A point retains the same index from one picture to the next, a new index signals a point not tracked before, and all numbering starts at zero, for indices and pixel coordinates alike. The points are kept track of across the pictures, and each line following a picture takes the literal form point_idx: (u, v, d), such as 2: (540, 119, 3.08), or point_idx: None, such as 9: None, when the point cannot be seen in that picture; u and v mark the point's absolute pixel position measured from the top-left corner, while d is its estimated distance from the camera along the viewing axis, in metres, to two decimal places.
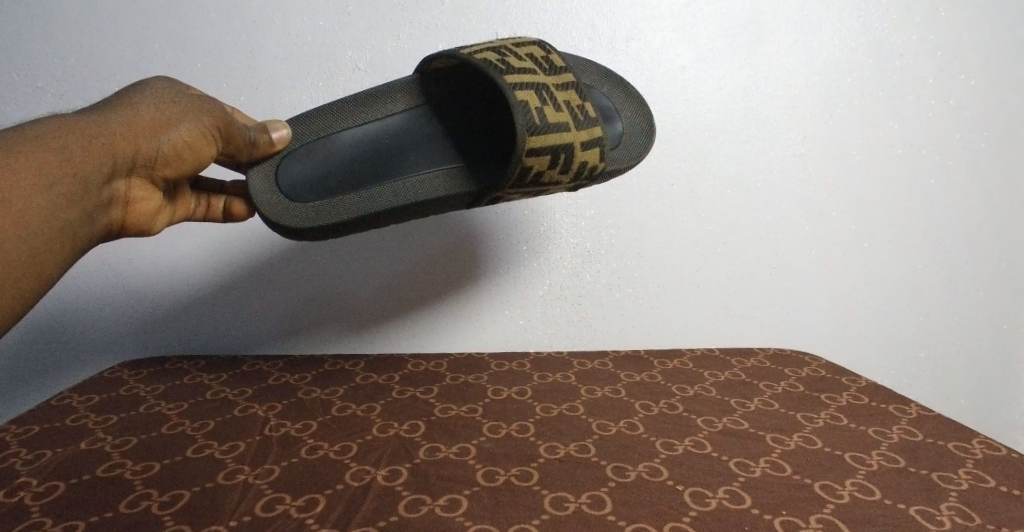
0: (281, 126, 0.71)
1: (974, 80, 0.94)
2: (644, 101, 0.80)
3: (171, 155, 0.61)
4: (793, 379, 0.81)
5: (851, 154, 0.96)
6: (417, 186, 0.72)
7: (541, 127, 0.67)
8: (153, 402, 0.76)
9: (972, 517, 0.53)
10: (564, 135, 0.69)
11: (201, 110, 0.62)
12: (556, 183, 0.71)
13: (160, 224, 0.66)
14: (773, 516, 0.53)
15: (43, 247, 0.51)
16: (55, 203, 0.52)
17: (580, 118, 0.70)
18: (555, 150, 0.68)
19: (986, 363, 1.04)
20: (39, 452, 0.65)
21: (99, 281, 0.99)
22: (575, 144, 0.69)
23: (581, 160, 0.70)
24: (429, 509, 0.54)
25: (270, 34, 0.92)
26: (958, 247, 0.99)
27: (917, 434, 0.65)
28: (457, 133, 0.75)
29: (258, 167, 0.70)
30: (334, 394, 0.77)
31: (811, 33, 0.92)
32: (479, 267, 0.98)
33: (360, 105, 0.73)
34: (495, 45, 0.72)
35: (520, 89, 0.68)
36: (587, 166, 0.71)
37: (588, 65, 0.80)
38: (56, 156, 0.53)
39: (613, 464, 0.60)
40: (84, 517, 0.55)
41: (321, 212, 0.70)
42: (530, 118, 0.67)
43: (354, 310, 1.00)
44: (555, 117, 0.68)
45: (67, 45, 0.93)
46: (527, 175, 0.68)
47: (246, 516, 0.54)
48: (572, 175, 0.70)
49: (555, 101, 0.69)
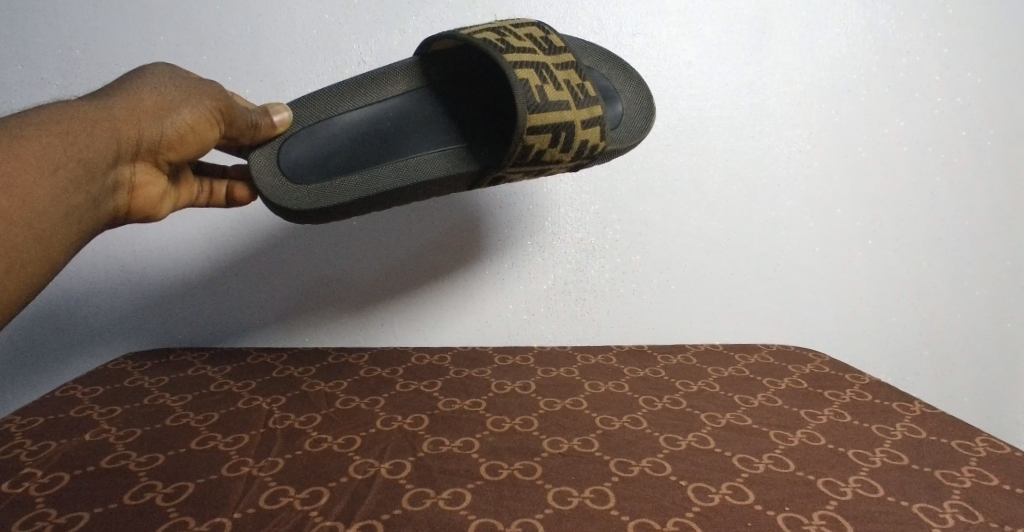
0: (282, 109, 0.70)
1: (980, 77, 0.94)
2: (644, 83, 0.80)
3: (175, 139, 0.61)
4: (797, 375, 0.81)
5: (856, 150, 0.96)
6: (418, 166, 0.71)
7: (542, 105, 0.67)
8: (157, 393, 0.76)
9: (974, 515, 0.53)
10: (564, 113, 0.68)
11: (202, 93, 0.62)
12: (557, 162, 0.70)
13: (165, 209, 0.66)
14: (776, 513, 0.53)
15: (50, 230, 0.51)
16: (60, 186, 0.52)
17: (581, 97, 0.70)
18: (557, 128, 0.68)
19: (989, 362, 1.03)
20: (44, 443, 0.65)
21: (99, 270, 0.99)
22: (576, 122, 0.69)
23: (581, 138, 0.70)
24: (433, 502, 0.54)
25: (276, 27, 0.92)
26: (962, 243, 0.99)
27: (920, 431, 0.65)
28: (457, 114, 0.75)
29: (260, 150, 0.70)
30: (337, 387, 0.77)
31: (818, 30, 0.92)
32: (479, 255, 0.98)
33: (359, 88, 0.73)
34: (494, 26, 0.72)
35: (519, 68, 0.68)
36: (587, 145, 0.71)
37: (589, 47, 0.79)
38: (60, 140, 0.53)
39: (616, 459, 0.60)
40: (88, 508, 0.55)
41: (322, 194, 0.69)
42: (531, 96, 0.67)
43: (355, 298, 1.00)
44: (556, 96, 0.68)
45: (71, 36, 0.93)
46: (528, 153, 0.68)
47: (250, 508, 0.54)
48: (573, 154, 0.70)
49: (555, 80, 0.69)
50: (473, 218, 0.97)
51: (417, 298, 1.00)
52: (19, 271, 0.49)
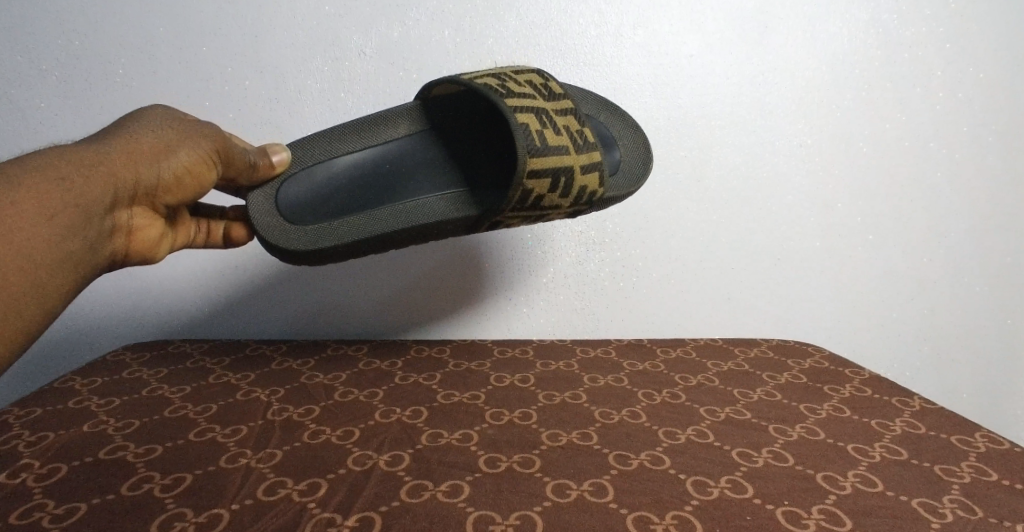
0: (280, 149, 0.70)
1: (983, 73, 0.93)
2: (641, 129, 0.80)
3: (171, 181, 0.61)
4: (796, 369, 0.80)
5: (858, 145, 0.95)
6: (417, 210, 0.71)
7: (541, 149, 0.67)
8: (155, 385, 0.76)
9: (974, 510, 0.53)
10: (563, 158, 0.68)
11: (199, 135, 0.63)
12: (556, 208, 0.70)
13: (162, 249, 0.65)
14: (775, 507, 0.53)
15: (45, 275, 0.50)
16: (56, 234, 0.51)
17: (580, 143, 0.70)
18: (555, 174, 0.68)
19: (988, 359, 1.03)
20: (42, 434, 0.65)
21: (117, 277, 0.99)
22: (575, 168, 0.69)
23: (580, 184, 0.70)
24: (431, 495, 0.54)
25: (276, 18, 0.92)
26: (963, 240, 0.99)
27: (920, 426, 0.65)
28: (458, 159, 0.75)
29: (260, 189, 0.70)
30: (336, 379, 0.77)
31: (819, 23, 0.92)
32: (477, 268, 0.99)
33: (360, 130, 0.73)
34: (495, 72, 0.72)
35: (519, 113, 0.68)
36: (586, 190, 0.70)
37: (586, 94, 0.80)
38: (57, 186, 0.52)
39: (616, 452, 0.60)
40: (86, 499, 0.54)
41: (319, 236, 0.69)
42: (531, 140, 0.67)
43: (352, 310, 1.00)
44: (555, 141, 0.68)
45: (71, 27, 0.92)
46: (527, 199, 0.68)
47: (248, 499, 0.54)
48: (572, 200, 0.70)
49: (554, 125, 0.69)
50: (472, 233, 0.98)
51: (412, 321, 1.01)
52: (19, 316, 0.49)
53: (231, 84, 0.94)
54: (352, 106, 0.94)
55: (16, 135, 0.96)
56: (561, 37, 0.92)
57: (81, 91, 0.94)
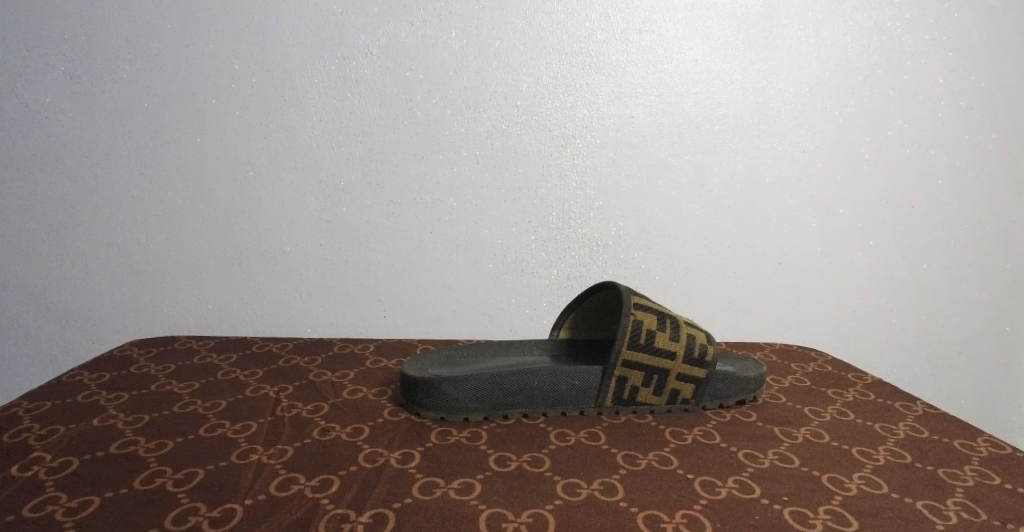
0: None
1: (984, 82, 0.95)
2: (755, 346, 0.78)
3: None
4: (800, 373, 0.81)
5: (859, 151, 0.96)
6: None
7: (642, 344, 0.65)
8: (164, 380, 0.76)
9: (978, 513, 0.52)
10: (665, 361, 0.66)
11: None
12: (649, 406, 0.67)
13: None
14: (782, 507, 0.52)
15: None
16: None
17: (691, 342, 0.67)
18: (650, 363, 0.66)
19: (987, 365, 1.04)
20: (52, 428, 0.64)
21: (120, 270, 0.99)
22: (673, 372, 0.66)
23: (675, 387, 0.67)
24: (443, 492, 0.53)
25: (283, 17, 0.92)
26: (964, 246, 0.99)
27: (923, 431, 0.65)
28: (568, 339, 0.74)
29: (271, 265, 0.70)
30: (344, 377, 0.77)
31: (823, 30, 0.93)
32: (480, 268, 0.99)
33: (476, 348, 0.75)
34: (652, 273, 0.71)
35: (641, 308, 0.66)
36: (681, 396, 0.67)
37: None
38: None
39: (624, 452, 0.60)
40: (99, 494, 0.53)
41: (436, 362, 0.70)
42: (636, 334, 0.65)
43: (358, 308, 1.01)
44: (665, 344, 0.66)
45: (79, 23, 0.93)
46: (620, 391, 0.66)
47: (261, 495, 0.53)
48: (664, 401, 0.67)
49: (674, 331, 0.67)
50: (476, 233, 0.98)
51: (416, 320, 1.01)
52: None
53: (237, 82, 0.94)
54: (358, 105, 0.94)
55: (21, 129, 0.96)
56: (566, 40, 0.93)
57: (87, 86, 0.94)
